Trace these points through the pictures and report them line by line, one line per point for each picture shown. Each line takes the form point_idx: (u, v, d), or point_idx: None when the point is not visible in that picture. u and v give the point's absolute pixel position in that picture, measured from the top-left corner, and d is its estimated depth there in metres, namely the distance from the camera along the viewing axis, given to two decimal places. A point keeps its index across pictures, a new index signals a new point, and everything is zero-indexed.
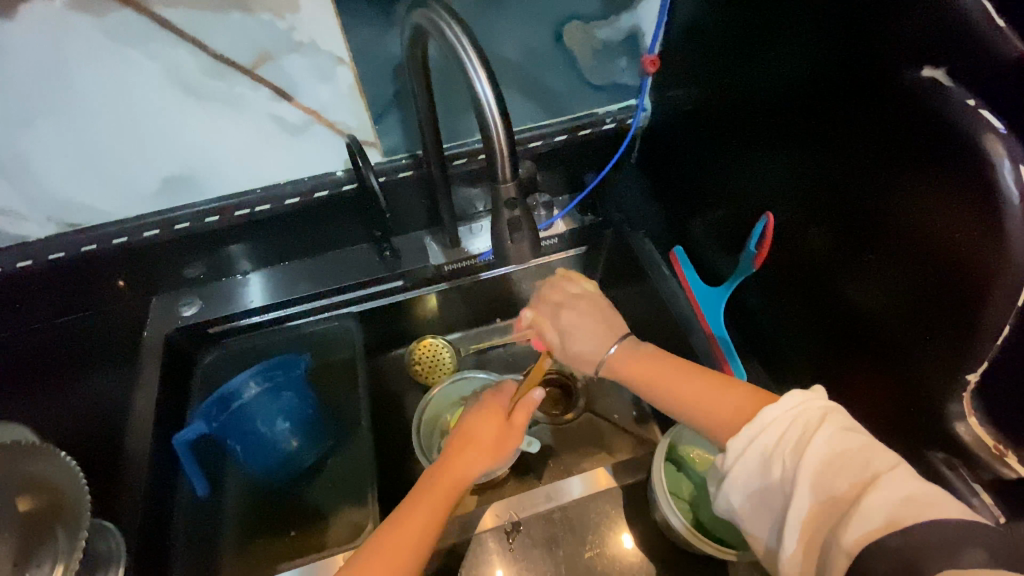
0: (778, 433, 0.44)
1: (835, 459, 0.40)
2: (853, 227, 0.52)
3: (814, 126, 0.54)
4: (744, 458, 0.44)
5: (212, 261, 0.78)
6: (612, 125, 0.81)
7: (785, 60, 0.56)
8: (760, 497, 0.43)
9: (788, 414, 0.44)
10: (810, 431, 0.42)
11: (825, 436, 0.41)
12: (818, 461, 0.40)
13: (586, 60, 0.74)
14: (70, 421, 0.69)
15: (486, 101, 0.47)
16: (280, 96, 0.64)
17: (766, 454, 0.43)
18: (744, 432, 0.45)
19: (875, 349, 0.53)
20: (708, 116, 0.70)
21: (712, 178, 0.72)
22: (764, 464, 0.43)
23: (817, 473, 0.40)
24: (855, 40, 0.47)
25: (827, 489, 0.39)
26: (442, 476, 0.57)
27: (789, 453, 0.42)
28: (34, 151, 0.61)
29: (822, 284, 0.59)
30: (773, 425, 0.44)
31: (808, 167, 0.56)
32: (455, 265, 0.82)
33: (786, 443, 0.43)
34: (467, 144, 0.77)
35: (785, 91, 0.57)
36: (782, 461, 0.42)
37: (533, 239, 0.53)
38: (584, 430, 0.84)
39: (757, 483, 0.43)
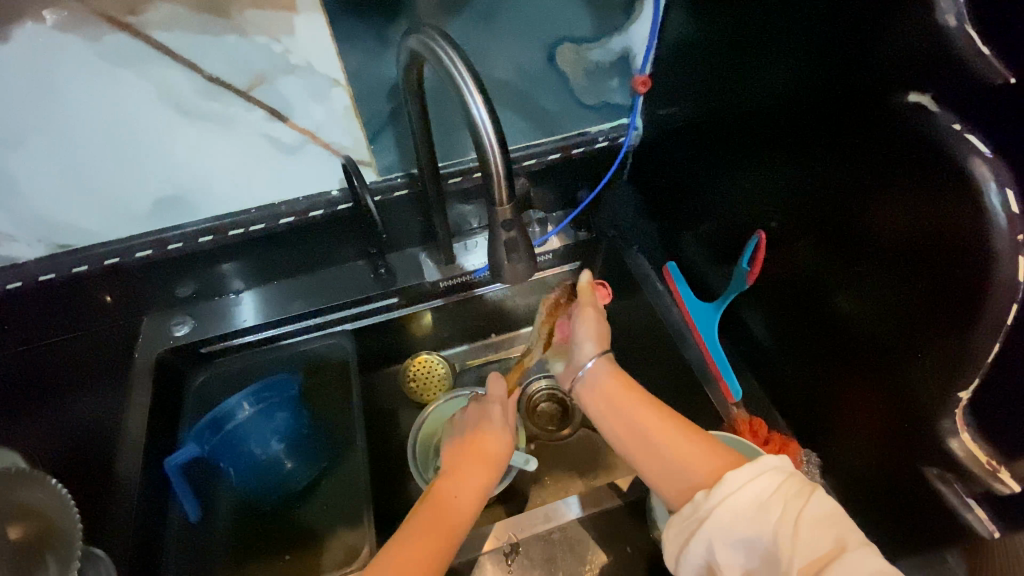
0: (775, 482, 0.45)
1: (827, 519, 0.41)
2: (842, 243, 0.54)
3: (804, 145, 0.55)
4: (735, 497, 0.45)
5: (204, 280, 0.78)
6: (605, 143, 0.82)
7: (772, 81, 0.57)
8: (743, 543, 0.44)
9: (785, 469, 0.46)
10: (806, 488, 0.44)
11: (820, 495, 0.43)
12: (815, 516, 0.42)
13: (579, 80, 0.75)
14: (58, 445, 0.68)
15: (482, 123, 0.47)
16: (274, 117, 0.64)
17: (760, 497, 0.44)
18: (742, 471, 0.46)
19: (867, 362, 0.54)
20: (700, 135, 0.71)
21: (704, 195, 0.73)
22: (755, 508, 0.44)
23: (807, 528, 0.41)
24: (843, 63, 0.48)
25: (813, 549, 0.40)
26: (445, 512, 0.56)
27: (784, 501, 0.43)
28: (25, 172, 0.60)
29: (812, 298, 0.60)
30: (771, 473, 0.45)
31: (799, 185, 0.57)
32: (450, 282, 0.82)
33: (784, 491, 0.44)
34: (462, 162, 0.78)
35: (774, 111, 0.58)
36: (778, 507, 0.43)
37: (529, 259, 0.54)
38: (579, 446, 0.84)
39: (747, 525, 0.44)
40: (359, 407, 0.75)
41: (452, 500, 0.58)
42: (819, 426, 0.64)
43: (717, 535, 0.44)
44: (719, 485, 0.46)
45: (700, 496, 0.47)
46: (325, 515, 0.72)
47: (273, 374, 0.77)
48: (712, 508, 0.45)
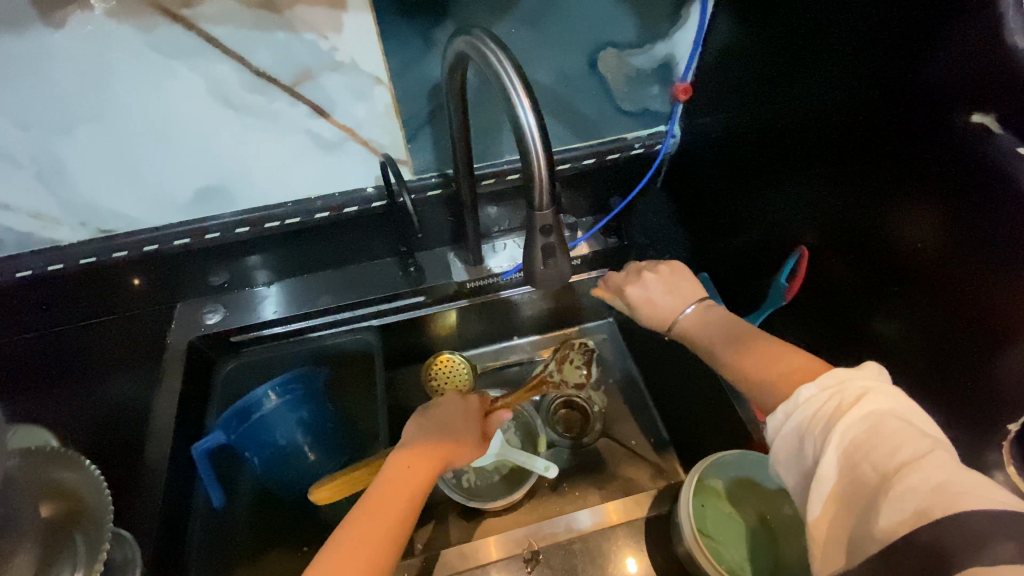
0: (812, 410, 0.41)
1: (866, 438, 0.37)
2: (881, 261, 0.53)
3: (851, 162, 0.54)
4: (779, 433, 0.42)
5: (236, 270, 0.79)
6: (640, 150, 0.81)
7: (816, 95, 0.56)
8: (798, 478, 0.41)
9: (824, 391, 0.41)
10: (844, 409, 0.39)
11: (859, 414, 0.38)
12: (850, 439, 0.37)
13: (619, 86, 0.74)
14: (89, 426, 0.69)
15: (528, 126, 0.47)
16: (316, 113, 0.65)
17: (800, 430, 0.41)
18: (779, 409, 0.43)
19: (900, 386, 0.53)
20: (737, 147, 0.71)
21: (739, 208, 0.72)
22: (798, 443, 0.41)
23: (849, 454, 0.37)
24: (898, 81, 0.47)
25: (855, 474, 0.36)
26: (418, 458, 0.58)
27: (820, 430, 0.40)
28: (73, 158, 0.62)
29: (846, 318, 0.58)
30: (807, 401, 0.41)
31: (835, 204, 0.57)
32: (477, 282, 0.82)
33: (822, 418, 0.40)
34: (497, 164, 0.78)
35: (818, 126, 0.57)
36: (815, 439, 0.40)
37: (567, 265, 0.53)
38: (600, 455, 0.84)
39: (797, 460, 0.41)
40: (382, 402, 0.74)
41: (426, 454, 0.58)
42: None
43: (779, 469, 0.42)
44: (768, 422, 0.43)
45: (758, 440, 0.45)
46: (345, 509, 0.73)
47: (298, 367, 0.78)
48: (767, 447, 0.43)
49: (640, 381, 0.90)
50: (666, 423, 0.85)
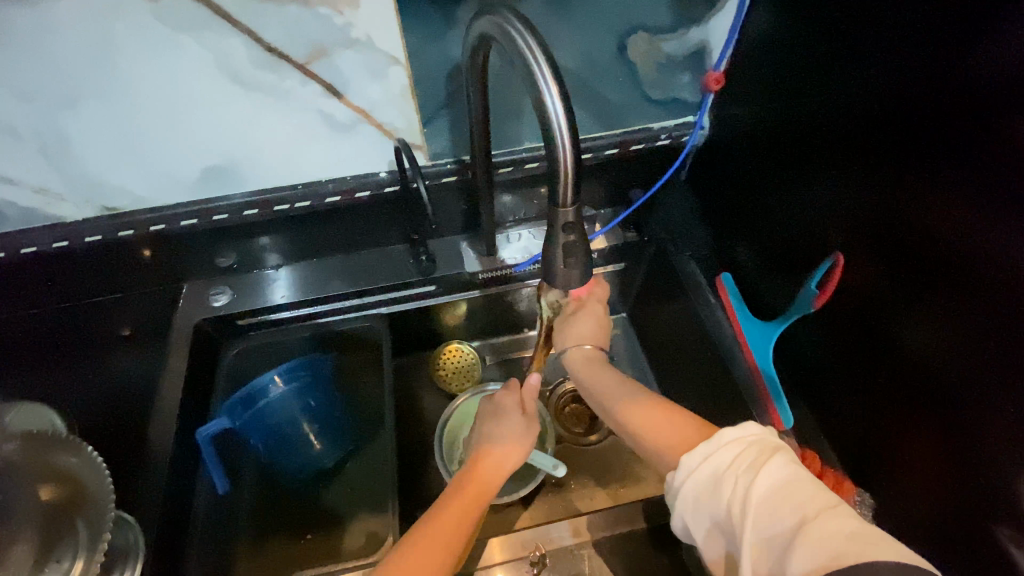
0: (732, 454, 0.44)
1: (782, 489, 0.40)
2: (910, 269, 0.50)
3: (890, 163, 0.50)
4: (694, 475, 0.45)
5: (244, 252, 0.77)
6: (667, 140, 0.77)
7: (856, 89, 0.53)
8: (708, 518, 0.44)
9: (742, 439, 0.45)
10: (763, 459, 0.43)
11: (776, 464, 0.42)
12: (769, 486, 0.41)
13: (648, 72, 0.70)
14: (95, 407, 0.69)
15: (556, 117, 0.43)
16: (329, 92, 0.62)
17: (718, 473, 0.44)
18: (698, 451, 0.46)
19: (926, 402, 0.50)
20: (765, 141, 0.67)
21: (766, 205, 0.69)
22: (713, 484, 0.44)
23: (767, 502, 0.40)
24: (952, 78, 0.43)
25: (772, 521, 0.39)
26: (427, 539, 0.53)
27: (737, 476, 0.43)
28: (77, 133, 0.59)
29: (872, 327, 0.56)
30: (727, 447, 0.45)
31: (870, 204, 0.54)
32: (490, 273, 0.80)
33: (742, 463, 0.43)
34: (516, 151, 0.74)
35: (858, 122, 0.53)
36: (733, 484, 0.43)
37: (587, 265, 0.50)
38: (607, 453, 0.82)
39: (707, 503, 0.44)
40: (388, 392, 0.73)
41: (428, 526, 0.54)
42: (865, 466, 0.59)
43: (688, 511, 0.45)
44: (680, 466, 0.46)
45: (669, 479, 0.48)
46: (346, 498, 0.73)
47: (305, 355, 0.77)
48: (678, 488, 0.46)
49: (652, 379, 0.88)
50: None
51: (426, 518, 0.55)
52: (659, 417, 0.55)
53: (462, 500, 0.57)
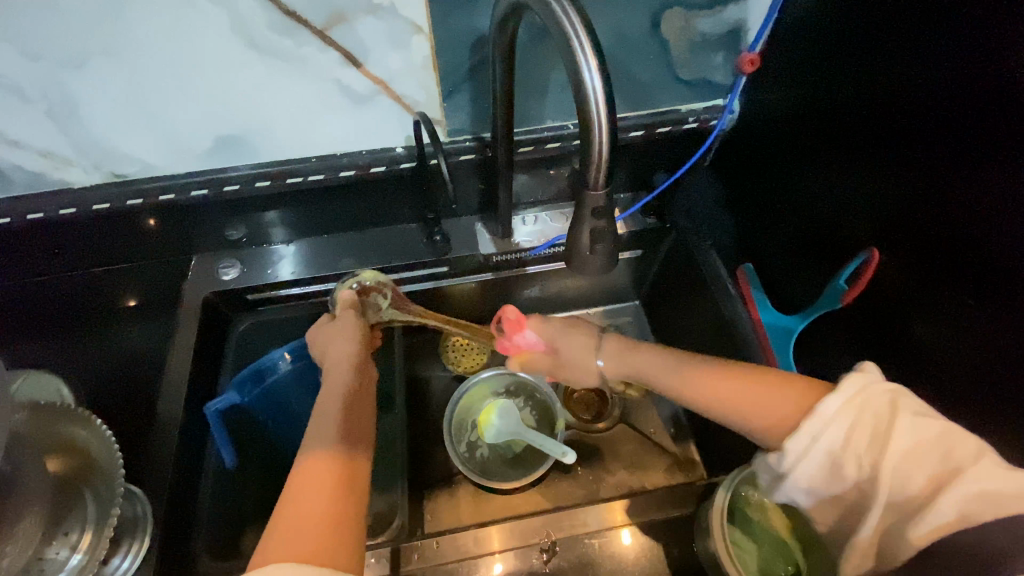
0: (847, 428, 0.39)
1: (912, 454, 0.38)
2: (935, 262, 0.49)
3: (931, 154, 0.48)
4: (808, 460, 0.40)
5: (254, 224, 0.75)
6: (694, 124, 0.73)
7: (900, 75, 0.50)
8: (823, 496, 0.41)
9: (849, 407, 0.39)
10: (882, 426, 0.39)
11: (901, 430, 0.38)
12: (900, 454, 0.38)
13: (680, 52, 0.66)
14: (102, 378, 0.68)
15: (593, 94, 0.41)
16: (347, 61, 0.59)
17: (834, 454, 0.39)
18: (802, 432, 0.40)
19: (932, 394, 0.51)
20: (795, 127, 0.65)
21: (791, 194, 0.67)
22: (834, 465, 0.39)
23: (899, 471, 0.38)
24: (1012, 65, 0.41)
25: (903, 485, 0.38)
26: (297, 505, 0.43)
27: (859, 452, 0.39)
28: (86, 95, 0.57)
29: (886, 321, 0.56)
30: (838, 424, 0.39)
31: (908, 197, 0.51)
32: (504, 256, 0.78)
33: (860, 438, 0.39)
34: (537, 130, 0.72)
35: (905, 108, 0.50)
36: (856, 460, 0.39)
37: (612, 253, 0.48)
38: (615, 439, 0.82)
39: (825, 484, 0.40)
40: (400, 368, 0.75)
41: (297, 496, 0.44)
42: None
43: (795, 492, 0.41)
44: (785, 450, 0.41)
45: (770, 460, 0.42)
46: None
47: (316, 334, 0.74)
48: (787, 474, 0.41)
49: None
50: (687, 413, 0.83)
51: (289, 490, 0.45)
52: (721, 385, 0.48)
53: (321, 452, 0.48)
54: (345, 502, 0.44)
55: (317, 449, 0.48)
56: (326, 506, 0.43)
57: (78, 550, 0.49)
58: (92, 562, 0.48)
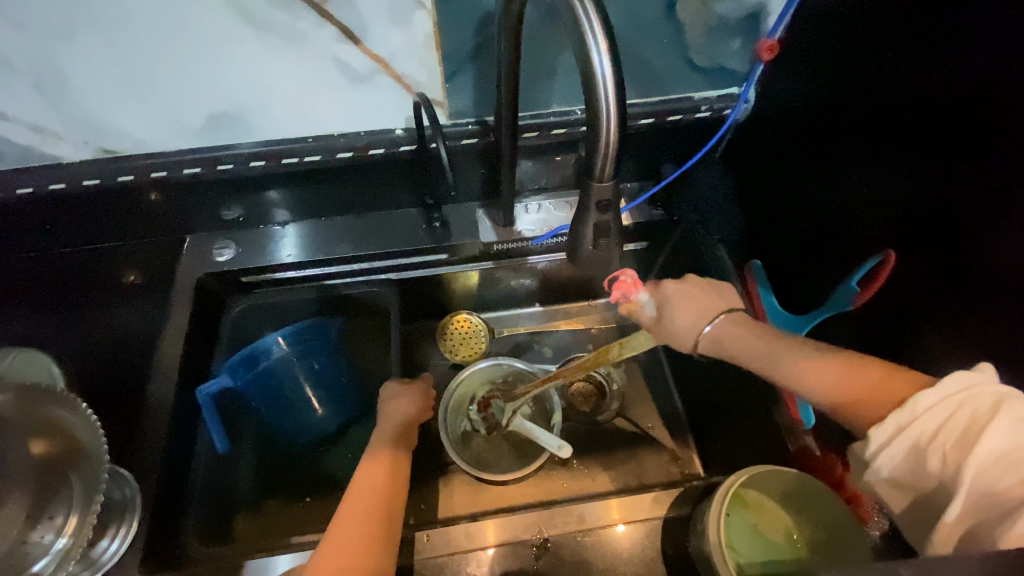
0: (937, 420, 0.36)
1: (1010, 453, 0.33)
2: (942, 265, 0.48)
3: (946, 151, 0.46)
4: (891, 448, 0.37)
5: (250, 205, 0.73)
6: (707, 113, 0.71)
7: (921, 67, 0.48)
8: (910, 489, 0.38)
9: (946, 400, 0.36)
10: (980, 423, 0.35)
11: (999, 428, 0.34)
12: (992, 452, 0.34)
13: (696, 36, 0.63)
14: (93, 358, 0.67)
15: (602, 79, 0.38)
16: (346, 37, 0.56)
17: (920, 444, 0.36)
18: (889, 419, 0.38)
19: None
20: (808, 118, 0.62)
21: (800, 189, 0.65)
22: (916, 456, 0.37)
23: (990, 470, 0.34)
24: None
25: (995, 484, 0.33)
26: (348, 505, 0.55)
27: (950, 446, 0.35)
28: (73, 68, 0.55)
29: (896, 328, 0.53)
30: (927, 414, 0.36)
31: (919, 197, 0.49)
32: (505, 245, 0.76)
33: (950, 432, 0.35)
34: (543, 115, 0.69)
35: (923, 104, 0.48)
36: (942, 453, 0.35)
37: (617, 249, 0.46)
38: (612, 433, 0.81)
39: (910, 474, 0.37)
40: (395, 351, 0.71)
41: (348, 497, 0.56)
42: None
43: (876, 481, 0.39)
44: (869, 435, 0.39)
45: (855, 447, 0.40)
46: (348, 464, 0.73)
47: (330, 322, 0.72)
48: (869, 461, 0.39)
49: (663, 364, 0.86)
50: (687, 410, 0.82)
51: (347, 493, 0.57)
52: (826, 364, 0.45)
53: (372, 463, 0.60)
54: (385, 505, 0.56)
55: (366, 466, 0.59)
56: (369, 511, 0.54)
57: (63, 534, 0.49)
58: (77, 548, 0.48)
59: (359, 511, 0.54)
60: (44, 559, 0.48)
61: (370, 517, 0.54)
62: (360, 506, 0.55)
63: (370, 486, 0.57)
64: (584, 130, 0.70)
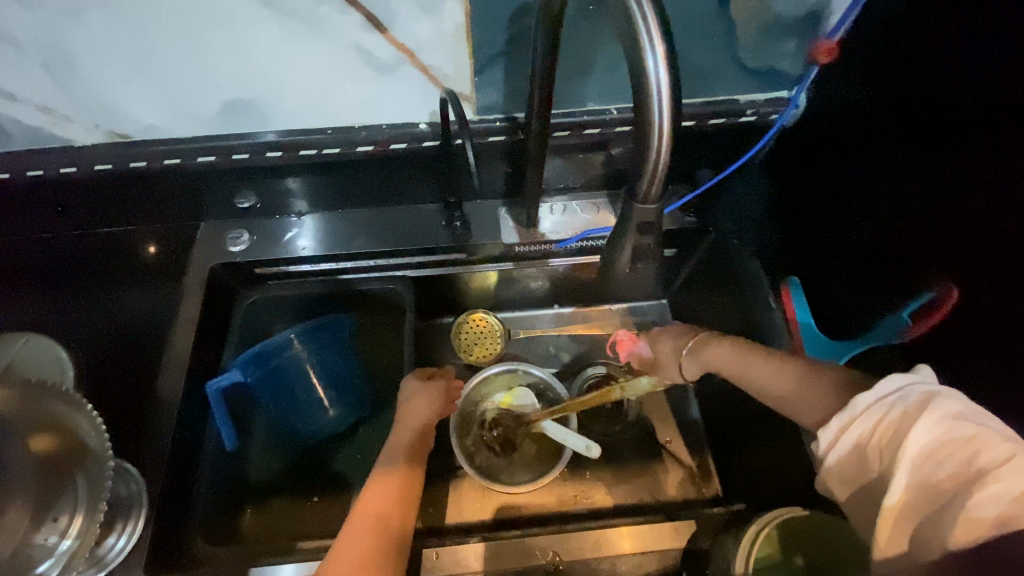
0: (873, 419, 0.40)
1: (936, 446, 0.36)
2: (994, 292, 0.44)
3: (1008, 164, 0.42)
4: (837, 447, 0.41)
5: (266, 193, 0.70)
6: (752, 117, 0.66)
7: (988, 70, 0.44)
8: (861, 487, 0.40)
9: (880, 401, 0.40)
10: (909, 418, 0.38)
11: (924, 424, 0.37)
12: (921, 446, 0.37)
13: (748, 35, 0.58)
14: (101, 346, 0.65)
15: (657, 87, 0.34)
16: (371, 25, 0.53)
17: (861, 442, 0.40)
18: (834, 421, 0.42)
19: None
20: (858, 125, 0.58)
21: (842, 200, 0.61)
22: (860, 452, 0.40)
23: (921, 463, 0.36)
24: None
25: (927, 477, 0.36)
26: (358, 516, 0.54)
27: (889, 442, 0.39)
28: (83, 48, 0.52)
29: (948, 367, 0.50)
30: (866, 414, 0.40)
31: (962, 221, 0.47)
32: (527, 247, 0.73)
33: (882, 429, 0.39)
34: (576, 113, 0.65)
35: (983, 109, 0.44)
36: (880, 450, 0.39)
37: (655, 271, 0.42)
38: (628, 445, 0.79)
39: (858, 473, 0.40)
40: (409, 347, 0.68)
41: (360, 506, 0.55)
42: None
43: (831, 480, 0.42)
44: (818, 436, 0.43)
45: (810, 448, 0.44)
46: (357, 464, 0.72)
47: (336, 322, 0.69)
48: (822, 460, 0.42)
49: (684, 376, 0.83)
50: (707, 426, 0.79)
51: (358, 502, 0.56)
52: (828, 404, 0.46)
53: (385, 471, 0.58)
54: (398, 518, 0.54)
55: (378, 475, 0.58)
56: (381, 521, 0.53)
57: (67, 538, 0.48)
58: (82, 549, 0.47)
59: (371, 523, 0.53)
60: (50, 560, 0.47)
61: (382, 528, 0.53)
62: (370, 516, 0.53)
63: (381, 495, 0.56)
64: (618, 131, 0.66)
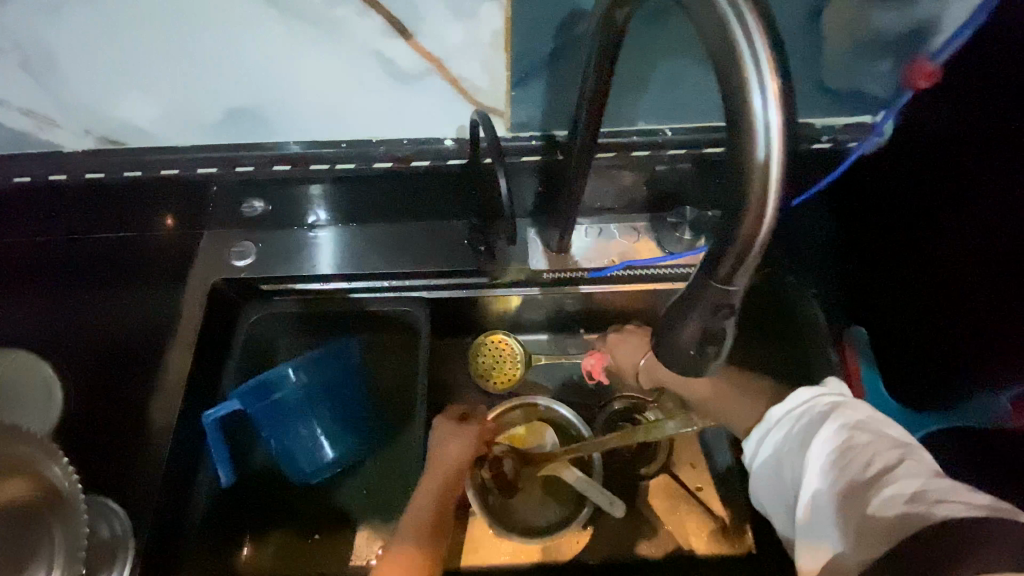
0: (786, 429, 0.45)
1: (839, 454, 0.41)
2: None
3: None
4: (759, 456, 0.46)
5: (275, 201, 0.63)
6: (827, 144, 0.57)
7: None
8: (779, 499, 0.44)
9: (791, 413, 0.45)
10: (815, 425, 0.43)
11: (828, 432, 0.42)
12: (828, 452, 0.41)
13: (834, 51, 0.50)
14: (90, 368, 0.60)
15: (766, 127, 0.28)
16: (393, 30, 0.45)
17: (780, 452, 0.44)
18: (757, 433, 0.47)
19: None
20: (948, 163, 0.51)
21: (920, 245, 0.54)
22: (778, 464, 0.44)
23: (830, 470, 0.41)
24: None
25: (836, 484, 0.40)
26: None
27: (796, 447, 0.44)
28: (66, 48, 0.46)
29: None
30: (779, 424, 0.45)
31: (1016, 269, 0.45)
32: (557, 275, 0.65)
33: (792, 436, 0.44)
34: (623, 133, 0.58)
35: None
36: (792, 459, 0.43)
37: (724, 355, 0.35)
38: (656, 490, 0.72)
39: (783, 485, 0.43)
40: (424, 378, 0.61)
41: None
42: None
43: (758, 491, 0.46)
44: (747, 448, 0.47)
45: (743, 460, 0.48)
46: (361, 502, 0.67)
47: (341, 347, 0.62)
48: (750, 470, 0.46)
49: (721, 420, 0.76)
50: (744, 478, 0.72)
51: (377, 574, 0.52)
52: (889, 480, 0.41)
53: (406, 540, 0.54)
54: None
55: (399, 545, 0.54)
56: None
57: None
58: None
59: None
60: None
61: None
62: None
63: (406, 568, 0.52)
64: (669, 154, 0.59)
